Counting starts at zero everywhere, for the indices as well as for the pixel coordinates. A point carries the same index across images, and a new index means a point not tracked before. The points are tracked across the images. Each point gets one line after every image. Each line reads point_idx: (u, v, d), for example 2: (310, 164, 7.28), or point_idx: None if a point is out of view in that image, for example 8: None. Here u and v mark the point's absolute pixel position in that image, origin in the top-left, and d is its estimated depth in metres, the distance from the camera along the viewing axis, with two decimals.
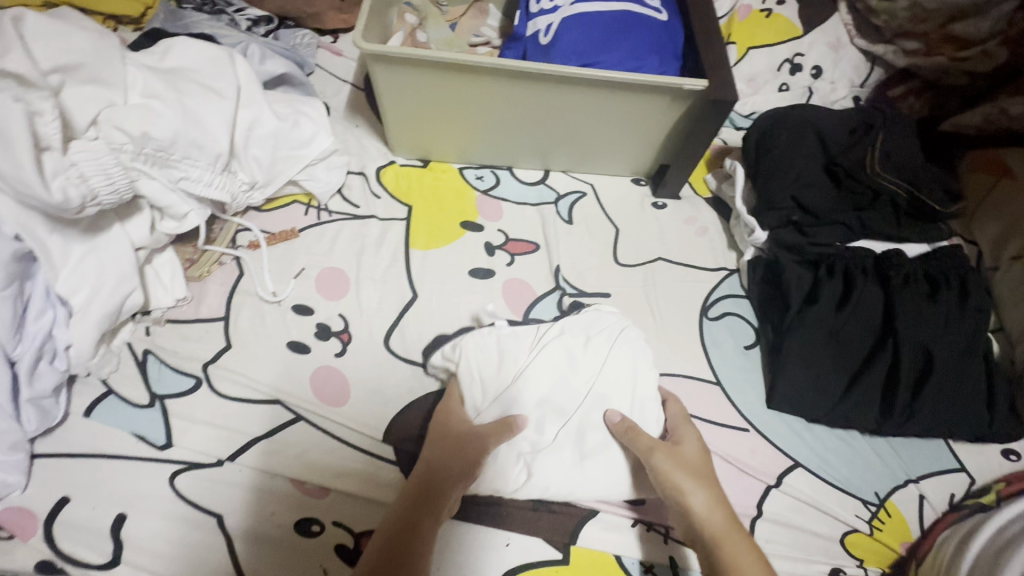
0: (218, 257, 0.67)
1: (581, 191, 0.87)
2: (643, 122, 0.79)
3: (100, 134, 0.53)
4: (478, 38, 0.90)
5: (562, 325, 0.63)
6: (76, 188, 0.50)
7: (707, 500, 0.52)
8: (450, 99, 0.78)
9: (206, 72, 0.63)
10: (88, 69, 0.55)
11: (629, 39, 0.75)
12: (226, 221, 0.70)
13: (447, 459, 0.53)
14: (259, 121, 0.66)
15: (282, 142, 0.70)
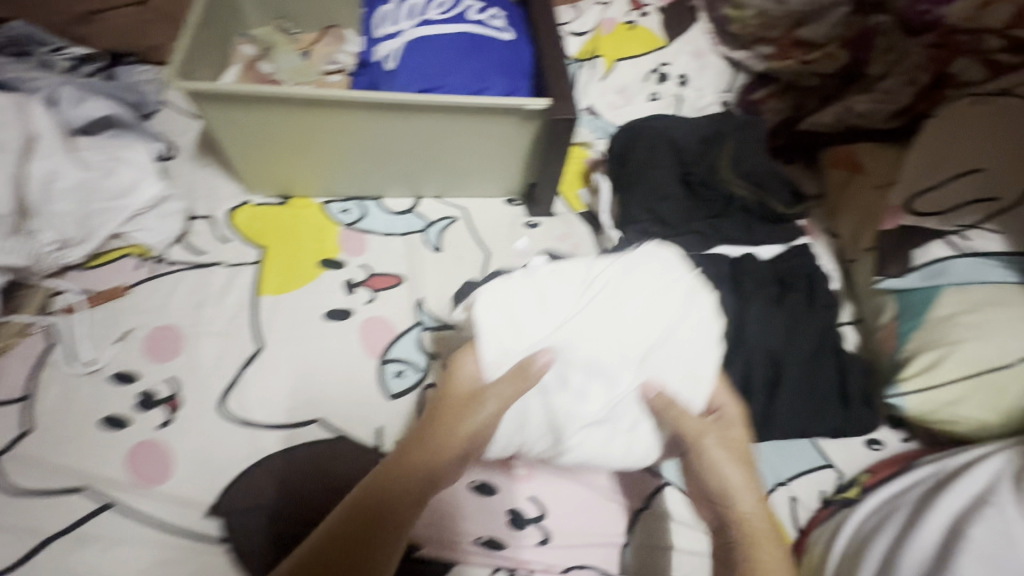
0: (24, 326, 0.62)
1: (452, 216, 0.84)
2: (501, 141, 0.77)
3: None
4: (333, 65, 0.85)
5: (605, 261, 0.61)
6: None
7: (742, 478, 0.55)
8: (297, 131, 0.74)
9: None
10: None
11: (473, 59, 0.73)
12: (37, 287, 0.65)
13: (410, 468, 0.52)
14: (59, 174, 0.63)
15: (94, 193, 0.66)
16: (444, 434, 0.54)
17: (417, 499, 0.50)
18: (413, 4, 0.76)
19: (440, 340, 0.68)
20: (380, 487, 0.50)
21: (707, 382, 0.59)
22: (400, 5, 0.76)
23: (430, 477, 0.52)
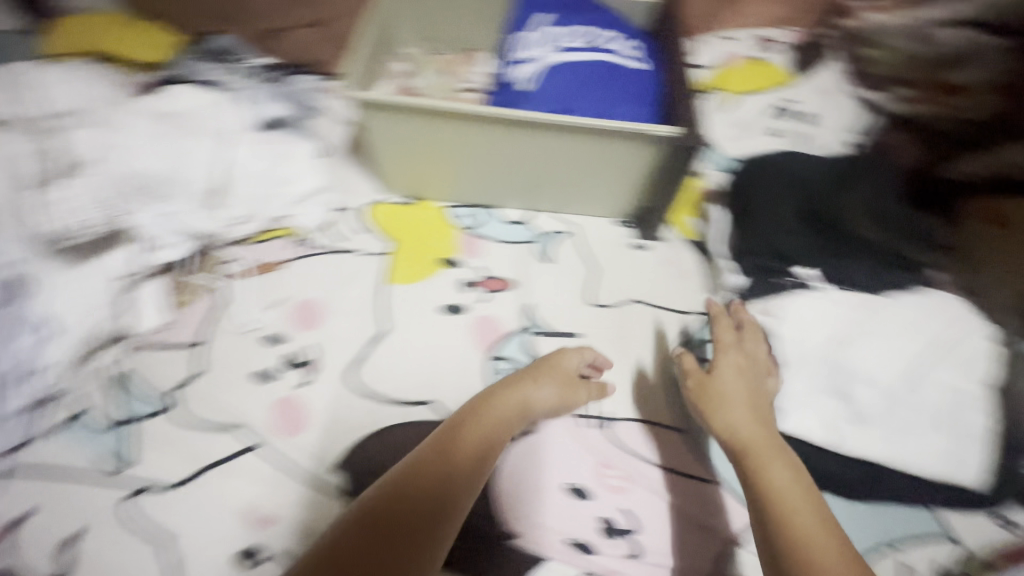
0: (198, 286, 0.71)
1: (563, 232, 0.89)
2: (621, 165, 0.80)
3: (98, 172, 0.59)
4: (468, 82, 0.92)
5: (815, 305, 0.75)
6: (57, 222, 0.56)
7: (786, 477, 0.56)
8: (435, 141, 0.81)
9: (203, 115, 0.69)
10: (97, 116, 0.62)
11: (606, 87, 0.77)
12: (209, 254, 0.74)
13: (453, 459, 0.54)
14: (246, 163, 0.70)
15: (269, 182, 0.73)
16: (490, 424, 0.59)
17: (446, 488, 0.52)
18: (554, 34, 0.82)
19: (547, 345, 0.71)
20: (441, 462, 0.54)
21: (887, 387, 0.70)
22: (542, 34, 0.83)
23: (483, 453, 0.57)
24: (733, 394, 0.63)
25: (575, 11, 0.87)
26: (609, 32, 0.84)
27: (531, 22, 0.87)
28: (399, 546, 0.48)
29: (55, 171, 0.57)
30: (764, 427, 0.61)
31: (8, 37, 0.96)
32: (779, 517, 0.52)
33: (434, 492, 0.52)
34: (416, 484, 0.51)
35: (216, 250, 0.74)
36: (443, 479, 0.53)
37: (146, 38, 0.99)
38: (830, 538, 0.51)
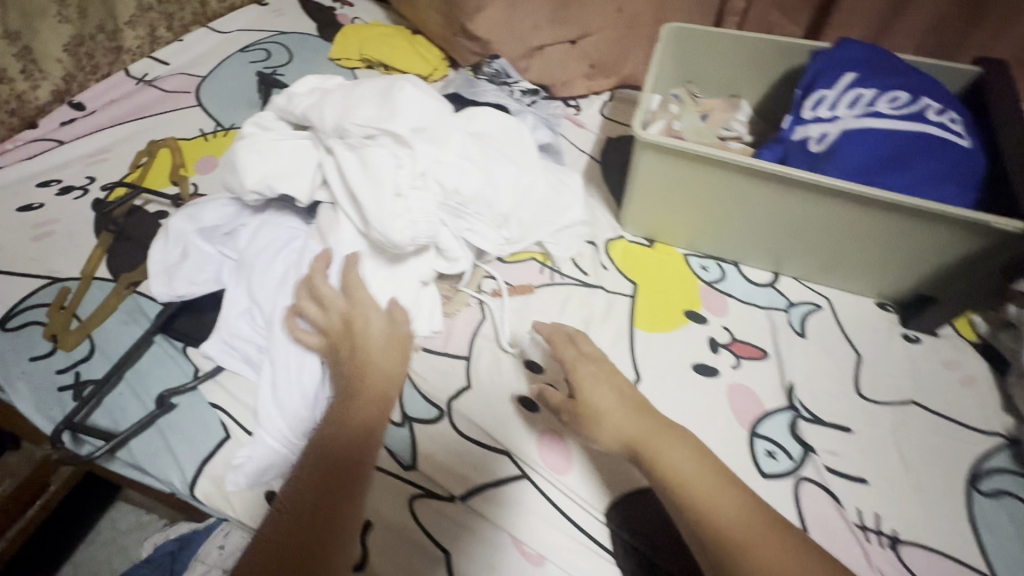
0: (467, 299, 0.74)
1: (816, 303, 0.81)
2: (914, 247, 0.72)
3: (426, 185, 0.61)
4: (728, 132, 0.91)
5: None
6: (406, 232, 0.59)
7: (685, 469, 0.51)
8: (703, 190, 0.78)
9: (503, 141, 0.72)
10: (431, 131, 0.64)
11: (922, 162, 0.69)
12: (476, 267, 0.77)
13: (350, 417, 0.52)
14: (535, 188, 0.72)
15: (546, 209, 0.74)
16: (380, 376, 0.55)
17: (369, 439, 0.52)
18: (858, 94, 0.75)
19: (814, 433, 0.65)
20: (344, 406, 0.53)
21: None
22: (842, 92, 0.76)
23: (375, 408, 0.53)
24: (607, 408, 0.55)
25: (887, 67, 0.77)
26: (930, 96, 0.73)
27: (828, 73, 0.78)
28: (327, 494, 0.48)
29: (409, 182, 0.60)
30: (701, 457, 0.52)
31: (318, 48, 1.13)
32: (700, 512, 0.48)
33: (332, 459, 0.50)
34: (330, 450, 0.50)
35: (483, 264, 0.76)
36: (351, 443, 0.51)
37: (420, 55, 1.09)
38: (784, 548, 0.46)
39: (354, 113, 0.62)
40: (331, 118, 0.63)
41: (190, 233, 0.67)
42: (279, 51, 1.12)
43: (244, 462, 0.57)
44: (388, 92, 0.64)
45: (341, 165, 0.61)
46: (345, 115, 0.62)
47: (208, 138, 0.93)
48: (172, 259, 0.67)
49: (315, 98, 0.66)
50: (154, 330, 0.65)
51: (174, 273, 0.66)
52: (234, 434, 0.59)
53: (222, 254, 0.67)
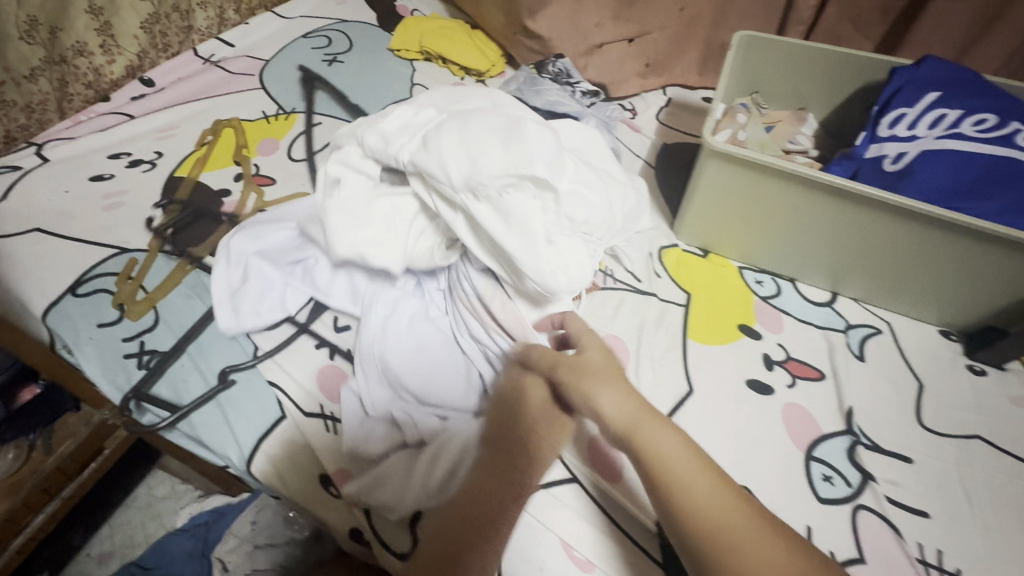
0: None
1: (876, 327, 0.79)
2: (990, 278, 0.70)
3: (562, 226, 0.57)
4: (793, 145, 0.89)
5: None
6: (565, 278, 0.57)
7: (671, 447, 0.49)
8: (769, 202, 0.77)
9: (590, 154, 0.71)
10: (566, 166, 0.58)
11: (1011, 188, 0.65)
12: None
13: (501, 446, 0.52)
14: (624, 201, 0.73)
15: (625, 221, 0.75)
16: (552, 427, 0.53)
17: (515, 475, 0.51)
18: (941, 114, 0.72)
19: (874, 461, 0.63)
20: (507, 438, 0.53)
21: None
22: (923, 111, 0.73)
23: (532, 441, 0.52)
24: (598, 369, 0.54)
25: (974, 89, 0.74)
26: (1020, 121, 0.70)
27: (910, 90, 0.75)
28: (481, 522, 0.48)
29: (555, 225, 0.57)
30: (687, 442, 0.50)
31: (378, 38, 1.14)
32: (681, 502, 0.46)
33: (478, 509, 0.49)
34: (480, 471, 0.51)
35: None
36: (506, 463, 0.51)
37: (479, 50, 1.09)
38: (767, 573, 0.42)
39: (485, 162, 0.54)
40: (450, 172, 0.55)
41: (255, 252, 0.70)
42: (340, 38, 1.13)
43: (302, 443, 0.59)
44: (486, 125, 0.57)
45: (473, 216, 0.58)
46: (453, 166, 0.55)
47: (269, 121, 0.95)
48: (236, 284, 0.68)
49: (403, 139, 0.60)
50: (217, 304, 0.67)
51: (240, 303, 0.66)
52: (289, 413, 0.60)
53: (286, 279, 0.68)
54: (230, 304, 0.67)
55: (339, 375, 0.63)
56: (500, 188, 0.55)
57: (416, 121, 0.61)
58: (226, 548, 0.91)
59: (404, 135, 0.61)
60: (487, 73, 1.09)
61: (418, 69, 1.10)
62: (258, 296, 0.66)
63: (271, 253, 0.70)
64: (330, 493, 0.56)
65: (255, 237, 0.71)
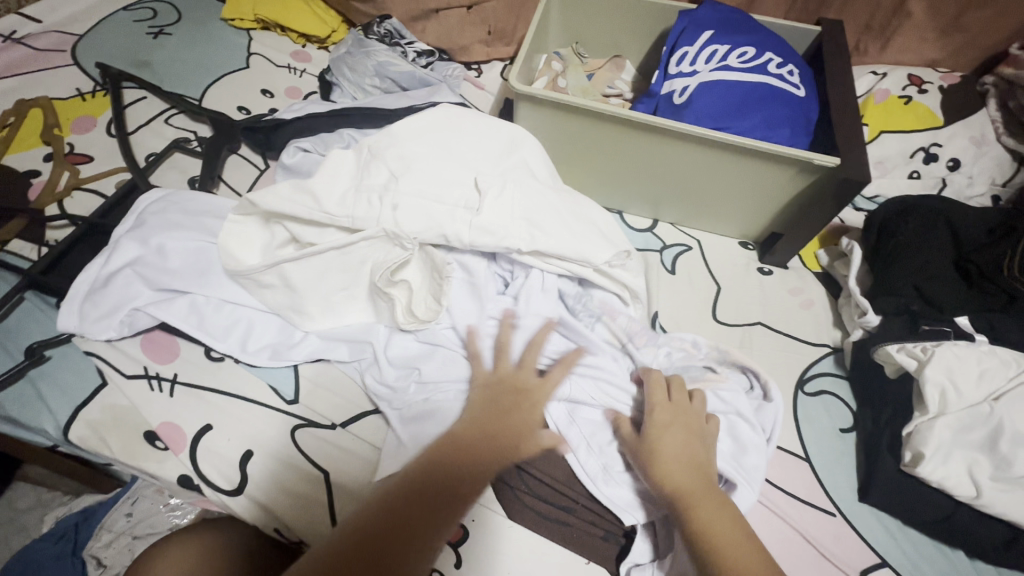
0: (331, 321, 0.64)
1: (687, 245, 0.89)
2: (760, 190, 0.80)
3: (621, 261, 0.65)
4: (612, 90, 0.97)
5: (996, 348, 0.62)
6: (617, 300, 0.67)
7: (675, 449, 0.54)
8: (580, 143, 0.84)
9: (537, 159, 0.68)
10: (596, 217, 0.67)
11: (763, 110, 0.77)
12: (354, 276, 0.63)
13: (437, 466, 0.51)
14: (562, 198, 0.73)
15: None
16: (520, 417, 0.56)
17: (489, 457, 0.53)
18: (714, 49, 0.82)
19: None
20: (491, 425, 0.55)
21: (943, 440, 0.58)
22: (701, 48, 0.83)
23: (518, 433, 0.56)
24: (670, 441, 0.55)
25: (738, 26, 0.84)
26: (773, 51, 0.82)
27: (690, 30, 0.84)
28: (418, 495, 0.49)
29: (615, 258, 0.64)
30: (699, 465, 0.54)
31: (208, 9, 1.09)
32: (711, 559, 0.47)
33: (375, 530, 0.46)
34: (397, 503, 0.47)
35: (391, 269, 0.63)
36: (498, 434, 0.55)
37: (314, 13, 1.07)
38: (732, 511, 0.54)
39: (589, 250, 0.62)
40: (471, 233, 0.58)
41: (134, 258, 0.64)
42: (167, 10, 1.08)
43: (126, 407, 0.59)
44: (511, 181, 0.61)
45: (553, 266, 0.63)
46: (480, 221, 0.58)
47: (84, 99, 0.89)
48: (106, 296, 0.62)
49: (420, 205, 0.58)
50: (23, 286, 0.65)
51: (91, 309, 0.61)
52: (111, 381, 0.60)
53: (154, 309, 0.62)
54: (87, 310, 0.61)
55: (169, 340, 0.63)
56: (526, 234, 0.59)
57: (426, 176, 0.60)
58: (99, 544, 0.87)
59: (398, 194, 0.59)
60: (329, 40, 1.08)
61: (255, 39, 1.07)
62: (141, 308, 0.62)
63: (154, 273, 0.63)
64: (155, 447, 0.57)
65: (121, 248, 0.64)
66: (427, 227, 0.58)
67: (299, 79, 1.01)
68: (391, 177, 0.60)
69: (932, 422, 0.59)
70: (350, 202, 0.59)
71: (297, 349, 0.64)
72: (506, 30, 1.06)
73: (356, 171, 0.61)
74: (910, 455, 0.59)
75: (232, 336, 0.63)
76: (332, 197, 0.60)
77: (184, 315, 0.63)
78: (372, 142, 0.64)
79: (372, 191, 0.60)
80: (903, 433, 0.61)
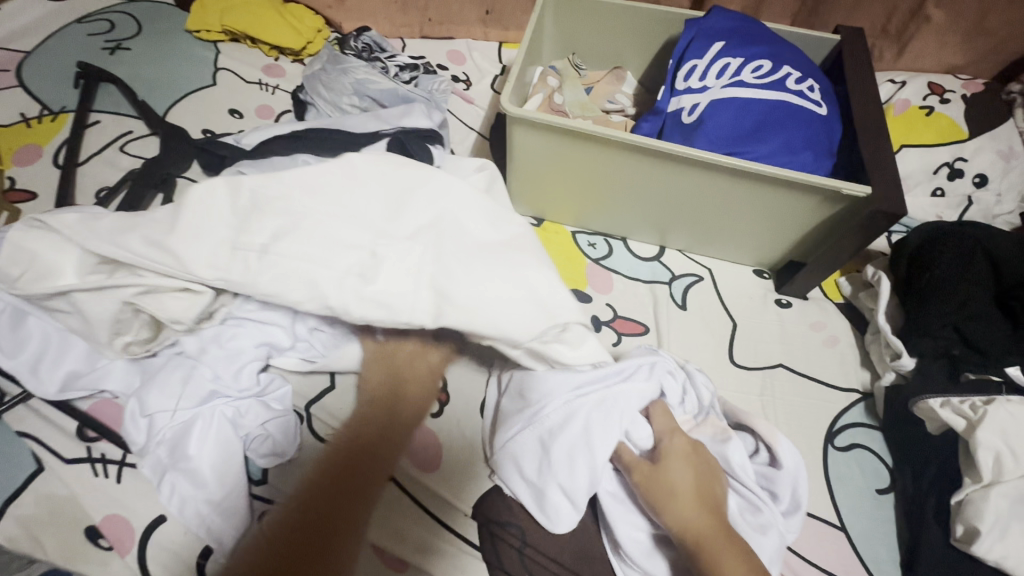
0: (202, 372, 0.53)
1: (697, 274, 0.82)
2: (780, 219, 0.73)
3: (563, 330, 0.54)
4: (612, 105, 0.89)
5: None
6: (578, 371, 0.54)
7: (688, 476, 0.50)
8: (574, 167, 0.76)
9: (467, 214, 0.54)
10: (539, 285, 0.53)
11: (783, 131, 0.69)
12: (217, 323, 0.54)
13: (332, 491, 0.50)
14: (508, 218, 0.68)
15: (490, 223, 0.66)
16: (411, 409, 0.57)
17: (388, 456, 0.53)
18: (726, 63, 0.75)
19: None
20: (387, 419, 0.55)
21: (1002, 515, 0.51)
22: (711, 61, 0.75)
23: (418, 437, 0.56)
24: (682, 485, 0.50)
25: (752, 37, 0.77)
26: (791, 65, 0.74)
27: (698, 42, 0.77)
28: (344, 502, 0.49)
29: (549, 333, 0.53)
30: (713, 510, 0.49)
31: (171, 20, 1.00)
32: None
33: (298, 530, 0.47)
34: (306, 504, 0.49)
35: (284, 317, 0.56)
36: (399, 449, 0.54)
37: (287, 22, 0.98)
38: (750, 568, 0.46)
39: (522, 328, 0.51)
40: (355, 307, 0.50)
41: None
42: (125, 22, 0.98)
43: (65, 497, 0.50)
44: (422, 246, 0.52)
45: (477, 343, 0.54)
46: (372, 291, 0.50)
47: (30, 125, 0.81)
48: (35, 345, 0.53)
49: (298, 269, 0.49)
50: None
51: None
52: (50, 466, 0.52)
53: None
54: (3, 356, 0.53)
55: (117, 408, 0.55)
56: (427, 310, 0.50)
57: (318, 238, 0.50)
58: None
59: (277, 255, 0.49)
60: (304, 51, 0.99)
61: (223, 52, 0.98)
62: (71, 365, 0.54)
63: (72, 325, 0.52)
64: (98, 546, 0.49)
65: None
66: (307, 298, 0.50)
67: (270, 97, 0.93)
68: (276, 234, 0.50)
69: (986, 492, 0.52)
70: (222, 262, 0.49)
71: (197, 450, 0.51)
72: (503, 10, 1.03)
73: (233, 215, 0.50)
74: (963, 529, 0.52)
75: (145, 432, 0.51)
76: (200, 260, 0.48)
77: (122, 379, 0.54)
78: (255, 183, 0.51)
79: (248, 250, 0.49)
80: (953, 502, 0.54)
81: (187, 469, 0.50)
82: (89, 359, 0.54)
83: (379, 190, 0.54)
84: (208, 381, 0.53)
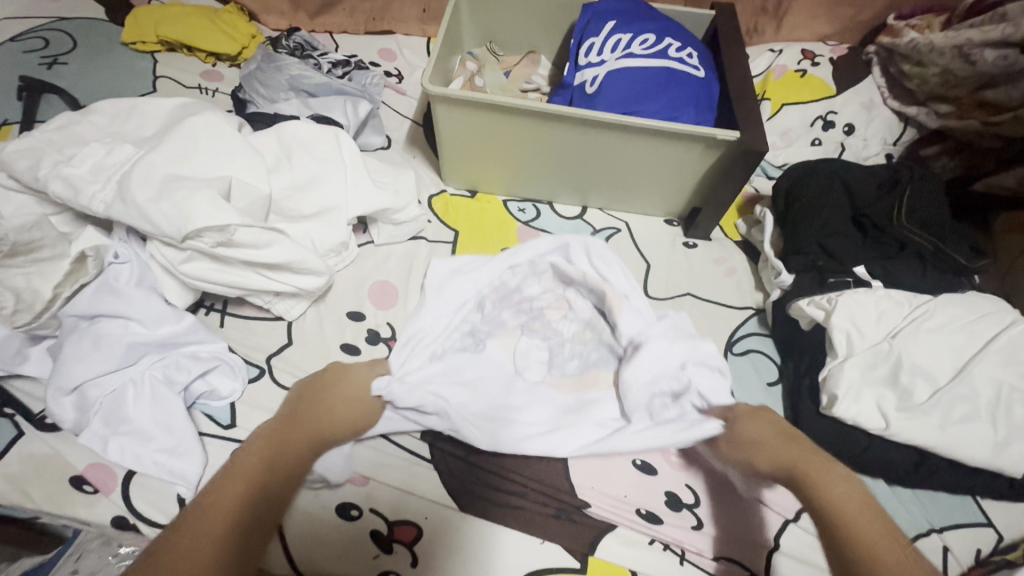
0: (74, 325, 0.58)
1: (616, 227, 0.92)
2: (678, 168, 0.84)
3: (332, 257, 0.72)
4: (529, 85, 0.99)
5: (887, 291, 0.69)
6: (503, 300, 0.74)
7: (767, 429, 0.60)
8: (497, 138, 0.85)
9: (331, 183, 0.72)
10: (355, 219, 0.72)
11: (667, 93, 0.81)
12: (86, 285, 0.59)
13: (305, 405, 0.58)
14: (358, 178, 0.74)
15: (356, 189, 0.74)
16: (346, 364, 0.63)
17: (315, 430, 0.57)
18: (618, 39, 0.85)
19: None
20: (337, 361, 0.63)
21: (853, 383, 0.63)
22: (606, 38, 0.86)
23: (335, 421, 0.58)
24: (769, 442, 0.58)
25: (639, 16, 0.89)
26: (672, 37, 0.86)
27: (595, 22, 0.88)
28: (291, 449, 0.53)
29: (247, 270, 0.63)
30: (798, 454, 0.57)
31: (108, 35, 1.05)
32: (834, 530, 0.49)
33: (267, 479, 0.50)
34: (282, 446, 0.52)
35: (152, 259, 0.61)
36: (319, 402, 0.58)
37: (222, 30, 1.04)
38: (853, 486, 0.52)
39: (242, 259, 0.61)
40: (134, 219, 0.57)
41: None
42: (60, 39, 1.02)
43: (48, 454, 0.55)
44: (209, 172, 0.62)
45: (218, 278, 0.62)
46: (133, 204, 0.57)
47: None
48: None
49: (91, 187, 0.57)
50: None
51: None
52: (29, 431, 0.56)
53: None
54: None
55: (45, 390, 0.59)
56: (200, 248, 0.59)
57: (125, 166, 0.59)
58: None
59: (76, 177, 0.58)
60: (240, 56, 1.05)
61: (161, 62, 1.03)
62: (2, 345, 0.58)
63: None
64: (83, 491, 0.54)
65: None
66: (97, 210, 0.58)
67: (210, 99, 0.98)
68: (90, 160, 0.59)
69: (841, 364, 0.64)
70: (38, 176, 0.58)
71: (136, 411, 0.56)
72: (437, 9, 1.13)
73: (60, 155, 0.59)
74: (826, 398, 0.64)
75: (72, 407, 0.55)
76: (93, 199, 0.57)
77: (41, 363, 0.59)
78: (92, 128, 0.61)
79: (54, 170, 0.58)
80: (820, 379, 0.66)
81: (131, 430, 0.55)
82: (12, 345, 0.59)
83: (188, 134, 0.63)
84: (126, 342, 0.58)
